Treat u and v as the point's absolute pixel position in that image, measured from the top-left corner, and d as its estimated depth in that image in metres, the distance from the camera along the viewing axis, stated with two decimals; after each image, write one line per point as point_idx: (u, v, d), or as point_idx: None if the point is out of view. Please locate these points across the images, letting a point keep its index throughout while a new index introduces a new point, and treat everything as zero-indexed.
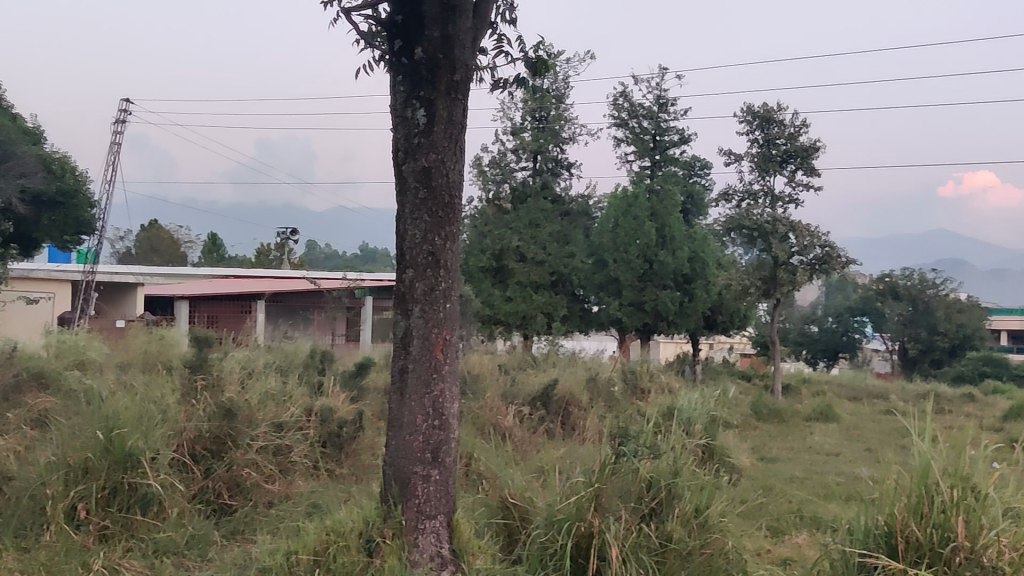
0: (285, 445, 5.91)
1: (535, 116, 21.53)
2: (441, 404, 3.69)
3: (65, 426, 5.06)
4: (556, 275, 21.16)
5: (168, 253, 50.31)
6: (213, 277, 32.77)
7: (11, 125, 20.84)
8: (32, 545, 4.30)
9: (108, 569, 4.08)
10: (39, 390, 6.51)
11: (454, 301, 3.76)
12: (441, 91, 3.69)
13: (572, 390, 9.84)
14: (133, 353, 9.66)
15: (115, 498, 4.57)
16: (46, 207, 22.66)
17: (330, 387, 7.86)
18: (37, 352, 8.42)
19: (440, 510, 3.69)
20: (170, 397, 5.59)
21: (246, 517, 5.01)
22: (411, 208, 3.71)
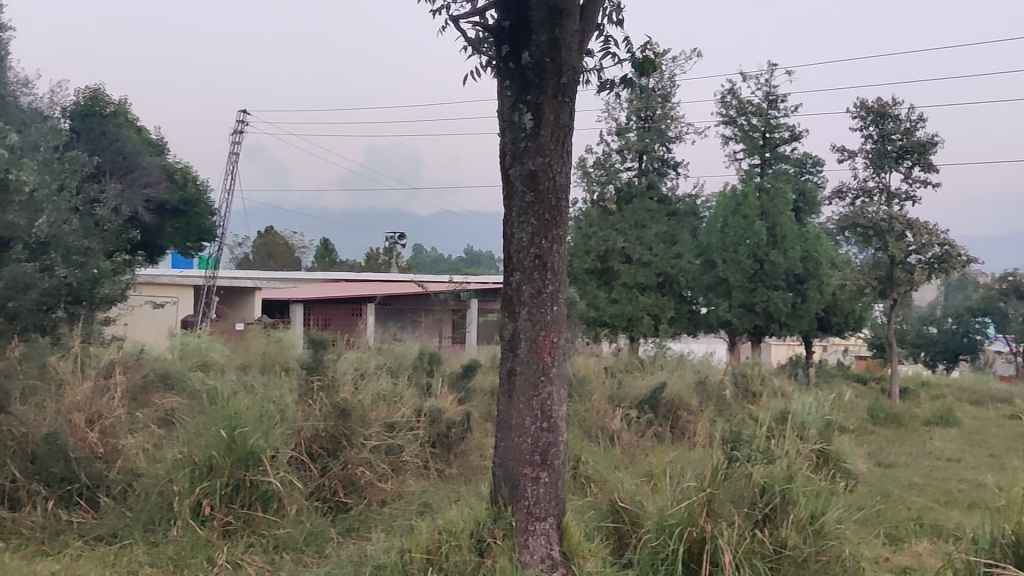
0: (397, 445, 6.01)
1: (641, 116, 21.37)
2: (549, 406, 3.70)
3: (190, 425, 5.26)
4: (664, 276, 20.91)
5: (284, 258, 51.98)
6: (326, 281, 33.68)
7: (138, 137, 21.94)
8: (161, 540, 4.51)
9: (232, 563, 4.26)
10: (165, 390, 6.79)
11: (561, 304, 3.76)
12: (548, 94, 3.71)
13: (680, 393, 9.74)
14: (253, 355, 10.02)
15: (238, 495, 4.74)
16: (170, 215, 23.78)
17: (439, 388, 7.99)
18: (163, 354, 8.81)
19: (551, 512, 3.70)
20: (288, 398, 5.76)
21: (361, 515, 5.12)
22: (517, 212, 3.74)
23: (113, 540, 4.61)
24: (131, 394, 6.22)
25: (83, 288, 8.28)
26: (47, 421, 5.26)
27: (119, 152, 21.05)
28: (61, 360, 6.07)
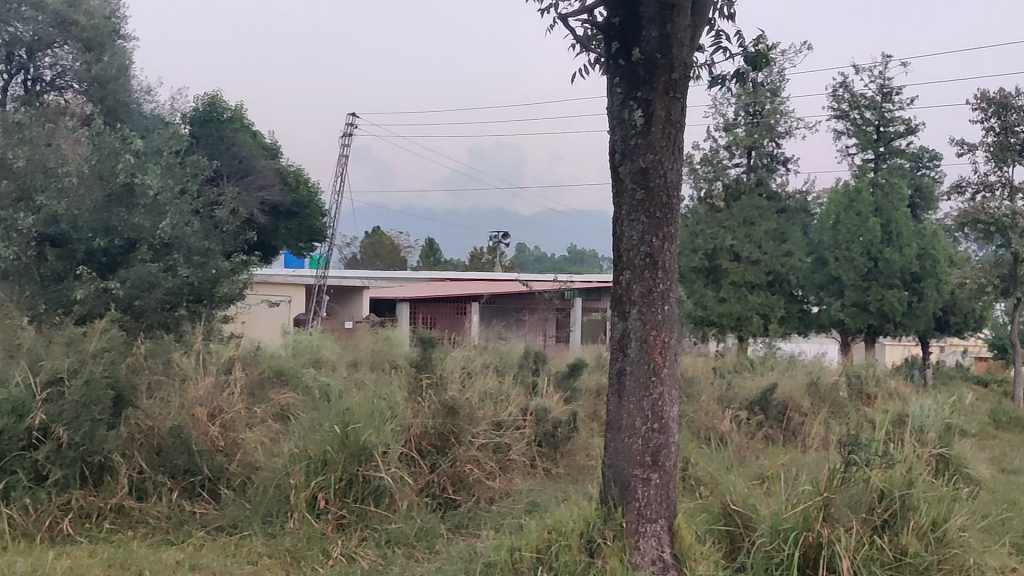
0: (505, 443, 6.03)
1: (749, 111, 20.98)
2: (661, 407, 3.65)
3: (305, 420, 5.39)
4: (773, 275, 20.42)
5: (390, 258, 52.96)
6: (431, 280, 34.17)
7: (254, 141, 22.67)
8: (278, 532, 4.64)
9: (346, 556, 4.36)
10: (280, 387, 6.98)
11: (672, 303, 3.71)
12: (659, 90, 3.66)
13: (792, 395, 9.51)
14: (363, 352, 10.21)
15: (352, 489, 4.85)
16: (283, 216, 24.53)
17: (544, 387, 8.00)
18: (278, 352, 9.05)
19: (662, 514, 3.66)
20: (398, 394, 5.85)
21: (470, 513, 5.16)
22: (628, 209, 3.71)
23: (233, 531, 4.75)
24: (249, 390, 6.41)
25: (204, 288, 8.60)
26: (171, 414, 5.42)
27: (236, 157, 21.79)
28: (184, 356, 6.30)
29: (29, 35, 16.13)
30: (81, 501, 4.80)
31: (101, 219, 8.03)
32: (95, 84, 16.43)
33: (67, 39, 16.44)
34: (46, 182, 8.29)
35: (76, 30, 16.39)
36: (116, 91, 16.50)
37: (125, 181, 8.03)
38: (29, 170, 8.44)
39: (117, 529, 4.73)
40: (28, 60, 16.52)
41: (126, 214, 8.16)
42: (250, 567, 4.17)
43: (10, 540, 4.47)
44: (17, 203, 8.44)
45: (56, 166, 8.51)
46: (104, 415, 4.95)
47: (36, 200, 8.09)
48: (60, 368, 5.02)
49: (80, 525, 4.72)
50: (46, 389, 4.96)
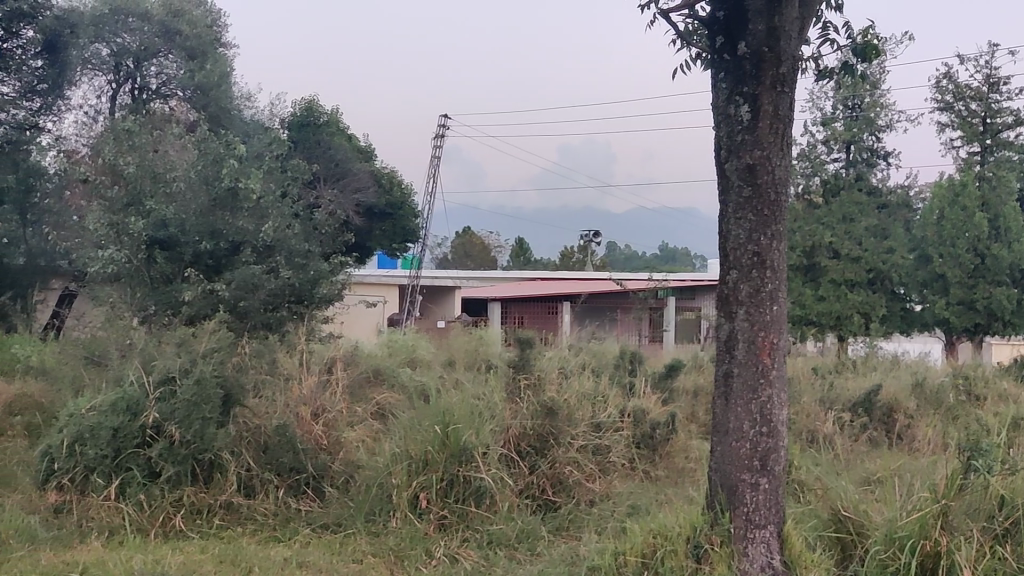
0: (604, 445, 5.98)
1: (848, 105, 20.51)
2: (769, 410, 3.55)
3: (405, 419, 5.43)
4: (874, 273, 19.67)
5: (481, 258, 53.33)
6: (523, 280, 34.26)
7: (350, 144, 23.08)
8: (381, 530, 4.68)
9: (449, 557, 4.37)
10: (379, 385, 7.06)
11: (781, 303, 3.60)
12: (766, 85, 3.56)
13: (898, 396, 9.18)
14: (458, 352, 10.28)
15: (452, 489, 4.86)
16: (377, 218, 25.00)
17: (641, 388, 7.89)
18: (375, 351, 9.19)
19: (771, 520, 3.56)
20: (496, 394, 5.85)
21: (571, 514, 5.13)
22: (734, 208, 3.62)
23: (338, 529, 4.81)
24: (350, 389, 6.50)
25: (305, 288, 8.66)
26: (276, 412, 5.53)
27: (331, 160, 22.24)
28: (288, 356, 6.45)
29: (136, 44, 16.67)
30: (193, 497, 4.92)
31: (207, 221, 8.37)
32: (199, 91, 16.95)
33: (172, 48, 17.08)
34: (155, 188, 8.64)
35: (181, 39, 16.99)
36: (218, 98, 17.02)
37: (230, 186, 8.50)
38: (138, 175, 8.73)
39: (226, 525, 4.83)
40: (135, 69, 17.08)
41: (230, 218, 8.50)
42: (355, 565, 4.21)
43: (126, 534, 4.62)
44: (127, 209, 8.71)
45: (164, 171, 8.82)
46: (214, 413, 5.10)
47: (146, 205, 8.35)
48: (171, 368, 5.21)
49: (192, 520, 4.83)
50: (158, 389, 5.13)
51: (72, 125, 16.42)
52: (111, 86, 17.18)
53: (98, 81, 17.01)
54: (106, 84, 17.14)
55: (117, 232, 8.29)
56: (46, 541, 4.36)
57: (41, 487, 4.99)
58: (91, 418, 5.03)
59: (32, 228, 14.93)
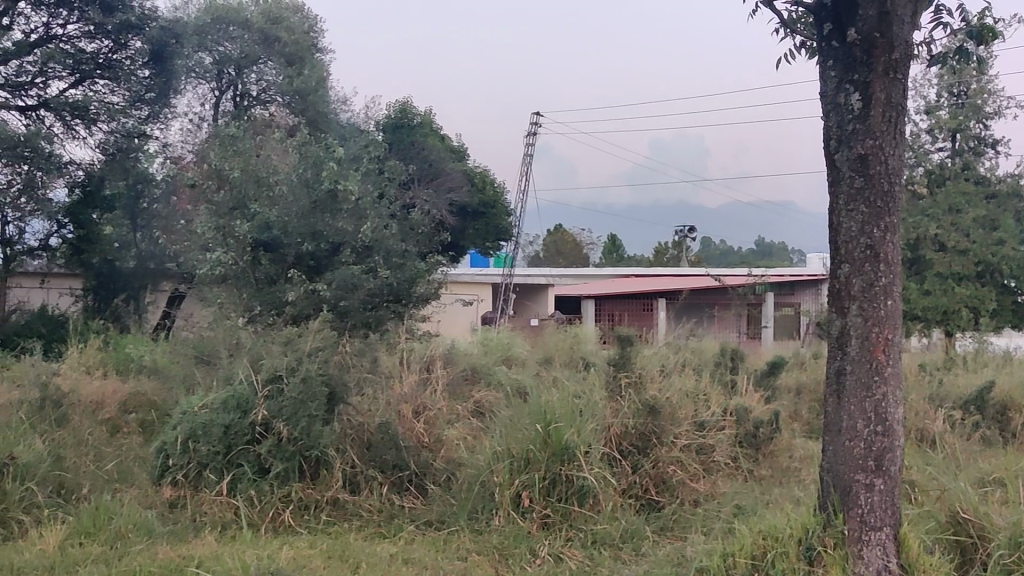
0: (708, 444, 5.88)
1: (953, 92, 19.52)
2: (884, 409, 3.43)
3: (505, 417, 5.44)
4: (983, 265, 18.93)
5: (573, 255, 53.23)
6: (616, 276, 34.08)
7: (443, 145, 23.27)
8: (485, 528, 4.70)
9: (553, 556, 4.36)
10: (477, 382, 7.07)
11: (896, 297, 3.47)
12: (878, 72, 3.44)
13: (1013, 395, 8.77)
14: (554, 350, 10.26)
15: (555, 488, 4.84)
16: (471, 217, 25.19)
17: (743, 386, 7.71)
18: (470, 349, 9.24)
19: (887, 522, 3.44)
20: (597, 392, 5.80)
21: (675, 515, 5.05)
22: (846, 199, 3.51)
23: (441, 526, 4.85)
24: (449, 387, 6.53)
25: (403, 287, 8.78)
26: (380, 410, 5.61)
27: (425, 160, 22.48)
28: (390, 355, 6.53)
29: (237, 52, 17.16)
30: (301, 493, 5.01)
31: (308, 223, 8.59)
32: (297, 96, 17.32)
33: (272, 56, 17.50)
34: (259, 192, 8.86)
35: (279, 45, 17.46)
36: (315, 102, 17.32)
37: (329, 189, 8.64)
38: (243, 179, 8.97)
39: (333, 521, 4.90)
40: (236, 76, 17.56)
41: (331, 219, 8.68)
42: (461, 564, 4.22)
43: (237, 529, 4.74)
44: (233, 213, 8.97)
45: (268, 175, 9.05)
46: (320, 410, 5.20)
47: (251, 208, 8.63)
48: (278, 366, 5.33)
49: (300, 516, 4.92)
50: (267, 387, 5.26)
51: (179, 132, 16.94)
52: (214, 94, 17.61)
53: (202, 89, 17.43)
54: (209, 92, 17.57)
55: (224, 235, 8.73)
56: (163, 535, 4.48)
57: (155, 482, 5.14)
58: (202, 416, 5.18)
59: (141, 232, 15.57)
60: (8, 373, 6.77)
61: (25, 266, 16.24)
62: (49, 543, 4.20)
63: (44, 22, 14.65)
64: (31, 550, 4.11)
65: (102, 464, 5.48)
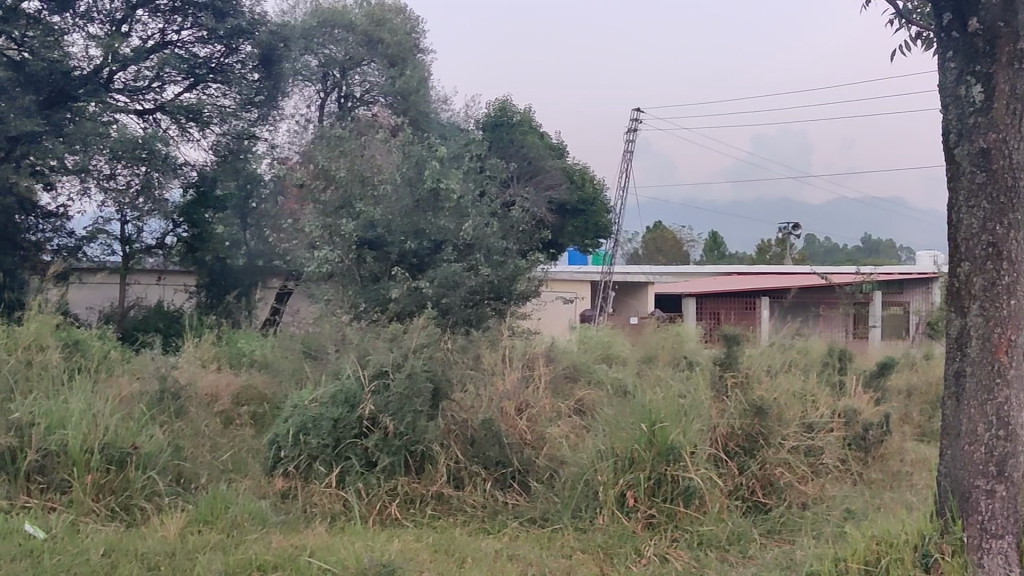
0: (817, 446, 5.76)
1: None
2: (1007, 412, 3.31)
3: (609, 415, 5.42)
4: None
5: (672, 253, 52.75)
6: (718, 274, 33.62)
7: (542, 142, 23.31)
8: (588, 527, 4.70)
9: (659, 557, 4.34)
10: (578, 379, 7.07)
11: (1019, 297, 3.34)
12: (1002, 62, 3.32)
13: None
14: (655, 348, 10.21)
15: (660, 489, 4.81)
16: (571, 214, 25.23)
17: (852, 387, 7.53)
18: (571, 347, 9.27)
19: (1008, 532, 3.34)
20: (702, 390, 5.72)
21: (782, 518, 4.97)
22: (966, 195, 3.38)
23: (545, 524, 4.86)
24: (551, 384, 6.55)
25: (504, 285, 8.84)
26: (483, 406, 5.65)
27: (524, 158, 22.57)
28: (494, 352, 6.59)
29: (342, 55, 17.45)
30: (407, 487, 5.10)
31: (411, 222, 8.79)
32: (400, 96, 17.60)
33: (376, 58, 17.72)
34: (364, 192, 9.07)
35: (382, 47, 17.68)
36: (417, 102, 17.57)
37: (432, 187, 8.77)
38: (349, 180, 9.18)
39: (438, 515, 4.98)
40: (341, 78, 17.83)
41: (433, 217, 8.82)
42: (566, 561, 4.23)
43: (346, 520, 4.85)
44: (339, 212, 9.18)
45: (373, 175, 9.24)
46: (425, 406, 5.28)
47: (356, 207, 8.84)
48: (384, 362, 5.44)
49: (406, 509, 5.01)
50: (373, 382, 5.37)
51: (286, 133, 17.39)
52: (319, 96, 17.92)
53: (308, 92, 17.78)
54: (315, 94, 17.91)
55: (330, 233, 8.95)
56: (276, 525, 4.64)
57: (268, 473, 5.30)
58: (312, 410, 5.34)
59: (252, 231, 15.82)
60: (130, 366, 7.07)
61: (143, 264, 16.94)
62: (171, 530, 4.37)
63: (159, 28, 15.22)
64: (154, 536, 4.29)
65: (218, 455, 5.68)
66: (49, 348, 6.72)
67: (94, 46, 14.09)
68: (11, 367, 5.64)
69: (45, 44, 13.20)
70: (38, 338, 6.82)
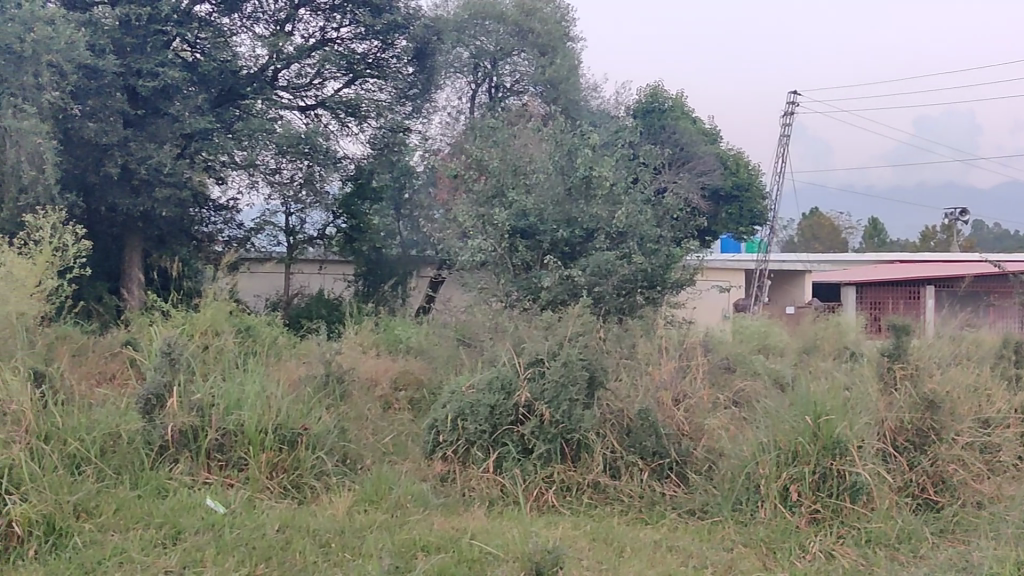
0: (994, 443, 5.46)
1: None
2: None
3: (770, 407, 5.29)
4: None
5: (830, 240, 50.97)
6: (880, 262, 32.28)
7: (695, 128, 22.92)
8: (749, 520, 4.62)
9: (825, 553, 4.22)
10: (735, 371, 6.93)
11: None
12: None
13: None
14: (814, 339, 9.89)
15: (825, 484, 4.67)
16: (725, 201, 24.91)
17: None
18: (725, 337, 9.10)
19: None
20: (868, 381, 5.51)
21: (956, 517, 4.75)
22: None
23: (704, 515, 4.80)
24: (710, 375, 6.42)
25: (658, 274, 8.73)
26: (640, 396, 5.60)
27: (676, 144, 22.26)
28: (649, 341, 6.54)
29: (493, 46, 17.66)
30: (563, 475, 5.13)
31: (563, 210, 8.86)
32: (550, 85, 17.66)
33: (525, 47, 17.73)
34: (516, 182, 9.15)
35: (533, 36, 17.58)
36: (568, 91, 17.61)
37: (584, 175, 8.80)
38: (502, 170, 9.30)
39: (595, 504, 5.00)
40: (492, 69, 18.02)
41: (586, 206, 8.85)
42: (727, 554, 4.17)
43: (504, 505, 4.94)
44: (492, 202, 9.30)
45: (525, 164, 9.32)
46: (581, 395, 5.29)
47: (509, 196, 8.97)
48: (540, 350, 5.47)
49: (562, 496, 5.05)
50: (529, 369, 5.42)
51: (438, 125, 17.74)
52: (470, 87, 18.18)
53: (460, 84, 18.07)
54: (467, 86, 18.18)
55: (483, 223, 9.07)
56: (438, 507, 4.76)
57: (427, 456, 5.43)
58: (469, 396, 5.44)
59: (404, 221, 17.12)
60: (296, 351, 7.40)
61: (306, 254, 17.68)
62: (338, 509, 4.55)
63: (320, 26, 15.76)
64: (324, 514, 4.49)
65: (380, 437, 5.89)
66: (223, 333, 7.11)
67: (260, 45, 14.75)
68: (192, 350, 5.97)
69: (216, 45, 13.89)
70: (214, 325, 7.24)
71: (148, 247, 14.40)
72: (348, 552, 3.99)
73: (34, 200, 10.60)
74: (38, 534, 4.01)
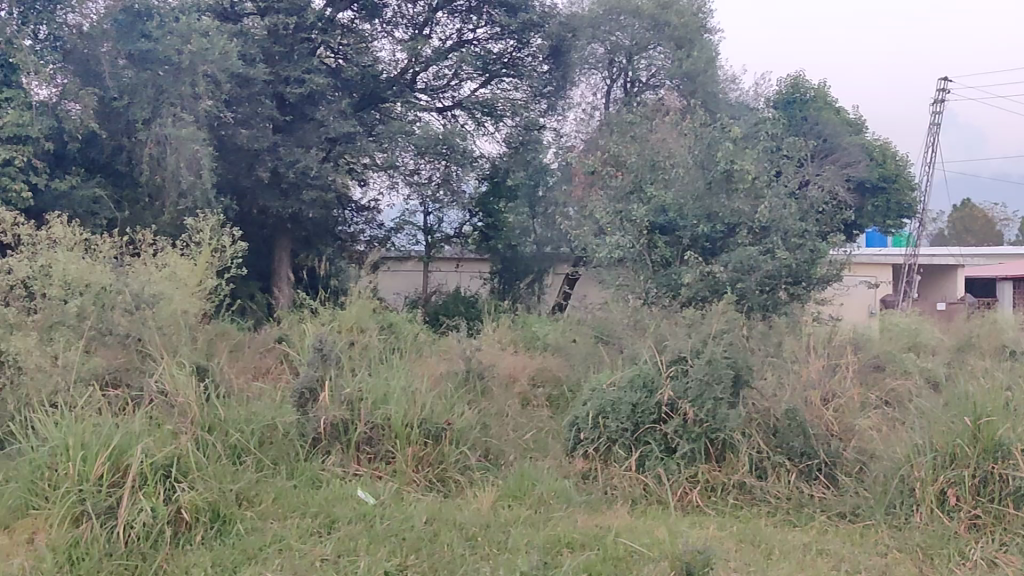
0: None
1: None
2: None
3: (925, 406, 5.07)
4: None
5: (984, 233, 48.40)
6: None
7: (837, 119, 22.09)
8: (904, 525, 4.48)
9: (986, 561, 4.02)
10: (886, 369, 6.67)
11: None
12: None
13: None
14: (968, 336, 9.42)
15: (986, 488, 4.43)
16: (870, 193, 24.03)
17: None
18: (872, 333, 8.79)
19: None
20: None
21: None
22: None
23: (855, 519, 4.68)
24: (860, 374, 6.21)
25: (802, 270, 8.40)
26: (787, 394, 5.45)
27: (819, 135, 21.60)
28: (795, 339, 6.39)
29: (629, 41, 17.41)
30: (708, 475, 5.07)
31: (703, 205, 8.72)
32: (687, 79, 17.22)
33: (662, 41, 17.37)
34: (655, 176, 9.09)
35: (670, 30, 17.20)
36: (706, 84, 17.16)
37: (725, 169, 8.59)
38: (640, 164, 9.25)
39: (741, 505, 4.90)
40: (627, 64, 17.78)
41: (727, 200, 8.67)
42: (881, 559, 4.03)
43: (648, 505, 4.91)
44: (630, 197, 9.28)
45: (664, 159, 9.19)
46: (727, 393, 5.19)
47: (648, 192, 8.92)
48: (683, 348, 5.41)
49: (707, 496, 4.99)
50: (672, 367, 5.36)
51: (573, 123, 17.78)
52: (605, 83, 18.08)
53: (594, 79, 18.05)
54: (602, 82, 18.09)
55: (621, 219, 9.04)
56: (581, 504, 4.78)
57: (568, 453, 5.45)
58: (611, 393, 5.44)
59: (540, 219, 16.45)
60: (438, 346, 7.57)
61: (444, 252, 18.03)
62: (482, 503, 4.63)
63: (456, 29, 16.05)
64: (470, 507, 4.57)
65: (522, 432, 5.95)
66: (369, 329, 7.35)
67: (399, 49, 15.12)
68: (341, 345, 6.20)
69: (358, 51, 14.32)
70: (359, 321, 7.49)
71: (295, 247, 14.99)
72: (494, 547, 4.06)
73: (193, 204, 11.21)
74: (204, 521, 4.22)
